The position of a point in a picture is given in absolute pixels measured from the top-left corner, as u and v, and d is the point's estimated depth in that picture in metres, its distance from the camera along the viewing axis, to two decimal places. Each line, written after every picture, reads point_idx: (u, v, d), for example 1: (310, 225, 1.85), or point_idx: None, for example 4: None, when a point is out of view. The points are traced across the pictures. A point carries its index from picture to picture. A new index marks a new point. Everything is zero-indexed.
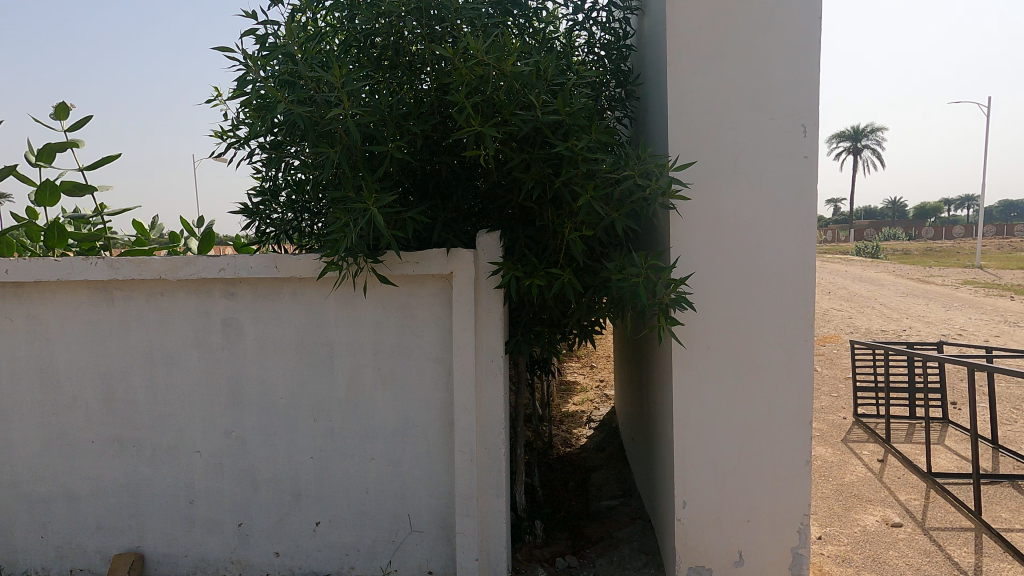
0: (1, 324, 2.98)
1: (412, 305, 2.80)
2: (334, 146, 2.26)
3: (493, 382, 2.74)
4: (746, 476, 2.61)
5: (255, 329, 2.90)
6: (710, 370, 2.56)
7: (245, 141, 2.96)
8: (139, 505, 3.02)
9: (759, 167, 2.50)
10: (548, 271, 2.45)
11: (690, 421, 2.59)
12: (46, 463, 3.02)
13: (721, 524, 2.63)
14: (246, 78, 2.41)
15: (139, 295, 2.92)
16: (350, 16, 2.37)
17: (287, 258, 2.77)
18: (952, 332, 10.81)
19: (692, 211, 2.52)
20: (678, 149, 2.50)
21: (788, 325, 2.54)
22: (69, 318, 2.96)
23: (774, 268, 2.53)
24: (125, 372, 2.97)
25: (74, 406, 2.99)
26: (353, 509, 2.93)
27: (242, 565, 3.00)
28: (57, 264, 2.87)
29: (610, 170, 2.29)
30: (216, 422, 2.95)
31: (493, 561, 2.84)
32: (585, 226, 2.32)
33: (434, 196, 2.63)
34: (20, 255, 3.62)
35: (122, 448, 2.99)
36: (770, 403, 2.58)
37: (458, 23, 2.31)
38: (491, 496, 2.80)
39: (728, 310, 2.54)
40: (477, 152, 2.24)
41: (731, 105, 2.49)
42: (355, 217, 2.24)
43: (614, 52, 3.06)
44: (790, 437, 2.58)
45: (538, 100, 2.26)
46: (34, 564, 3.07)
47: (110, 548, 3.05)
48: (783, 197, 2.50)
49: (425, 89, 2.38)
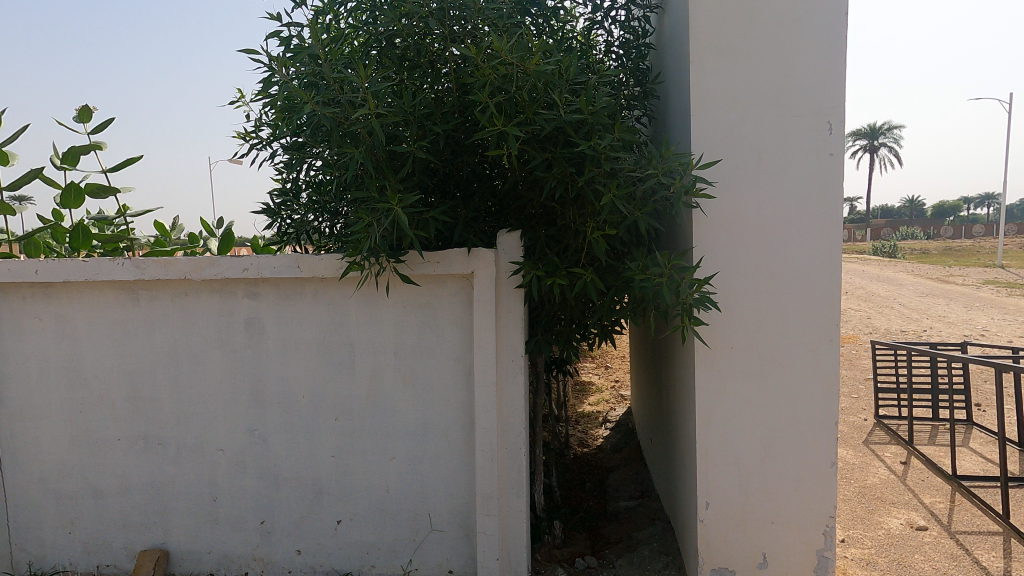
0: (30, 324, 3.04)
1: (433, 305, 2.81)
2: (358, 146, 2.28)
3: (514, 381, 2.74)
4: (770, 477, 2.58)
5: (278, 329, 2.93)
6: (733, 370, 2.54)
7: (267, 142, 3.00)
8: (163, 502, 3.06)
9: (783, 165, 2.48)
10: (570, 270, 2.45)
11: (713, 421, 2.56)
12: (74, 460, 3.07)
13: (744, 525, 2.61)
14: (271, 80, 2.44)
15: (164, 295, 2.97)
16: (372, 18, 2.39)
17: (310, 258, 2.79)
18: (974, 333, 10.63)
19: (715, 209, 2.50)
20: (700, 148, 2.48)
21: (813, 325, 2.51)
22: (96, 318, 3.01)
23: (799, 267, 2.50)
24: (151, 371, 3.01)
25: (101, 404, 3.04)
26: (373, 508, 2.95)
27: (264, 562, 3.03)
28: (85, 265, 2.92)
29: (633, 169, 2.29)
30: (239, 421, 2.99)
31: (514, 560, 2.84)
32: (607, 225, 2.32)
33: (455, 196, 2.64)
34: (46, 256, 3.69)
35: (148, 446, 3.04)
36: (795, 403, 2.55)
37: (480, 23, 2.32)
38: (512, 495, 2.80)
39: (752, 309, 2.52)
40: (500, 151, 2.24)
41: (755, 103, 2.47)
42: (379, 217, 2.25)
43: (633, 51, 3.05)
44: (815, 438, 2.55)
45: (561, 99, 2.26)
46: (61, 560, 3.12)
47: (136, 545, 3.10)
48: (808, 196, 2.48)
49: (447, 89, 2.39)
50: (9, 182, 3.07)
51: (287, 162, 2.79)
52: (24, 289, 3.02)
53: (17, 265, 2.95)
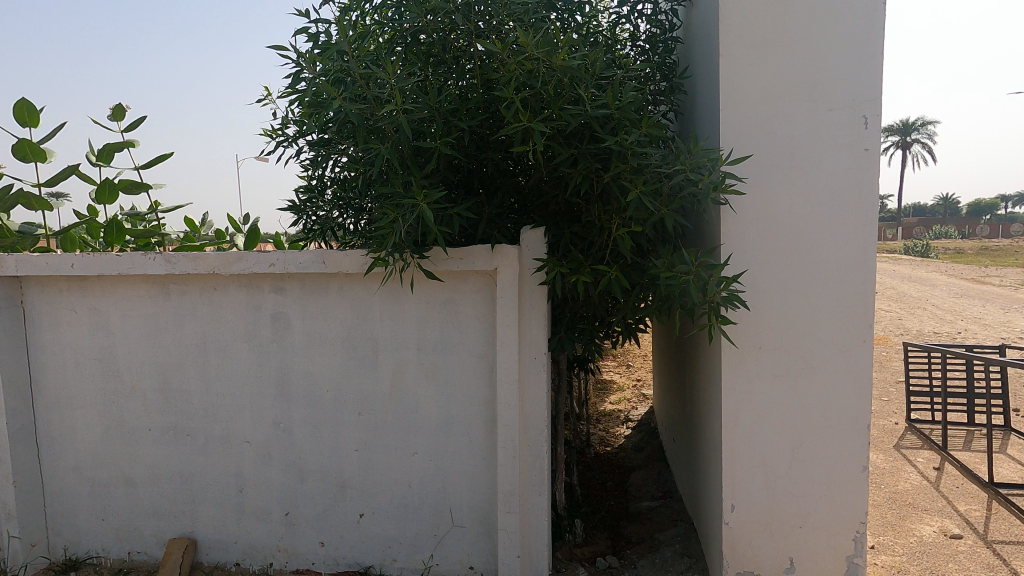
0: (66, 315, 3.13)
1: (456, 301, 2.81)
2: (383, 142, 2.29)
3: (536, 379, 2.73)
4: (799, 480, 2.52)
5: (303, 324, 2.96)
6: (761, 370, 2.49)
7: (294, 140, 3.04)
8: (192, 492, 3.13)
9: (816, 161, 2.41)
10: (595, 268, 2.42)
11: (739, 422, 2.51)
12: (106, 449, 3.16)
13: (771, 529, 2.55)
14: (299, 77, 2.47)
15: (193, 289, 3.02)
16: (398, 14, 2.39)
17: (335, 253, 2.81)
18: (1013, 335, 10.27)
19: (745, 206, 2.44)
20: (729, 143, 2.43)
21: (845, 325, 2.44)
22: (129, 311, 3.08)
23: (831, 266, 2.43)
24: (180, 363, 3.08)
25: (133, 395, 3.12)
26: (395, 502, 2.97)
27: (289, 553, 3.08)
28: (118, 258, 2.99)
29: (659, 165, 2.25)
30: (266, 414, 3.03)
31: (535, 559, 2.83)
32: (633, 222, 2.28)
33: (479, 192, 2.62)
34: (82, 250, 3.82)
35: (177, 437, 3.10)
36: (825, 405, 2.48)
37: (505, 19, 2.30)
38: (533, 493, 2.79)
39: (781, 309, 2.46)
40: (525, 148, 2.23)
41: (787, 97, 2.40)
42: (404, 213, 2.27)
43: (660, 45, 2.99)
44: (846, 441, 2.49)
45: (587, 95, 2.25)
46: (95, 546, 3.22)
47: (166, 533, 3.17)
48: (841, 192, 2.41)
49: (472, 85, 2.38)
50: (48, 179, 3.18)
51: (313, 159, 2.82)
52: (60, 281, 3.11)
53: (54, 259, 3.03)
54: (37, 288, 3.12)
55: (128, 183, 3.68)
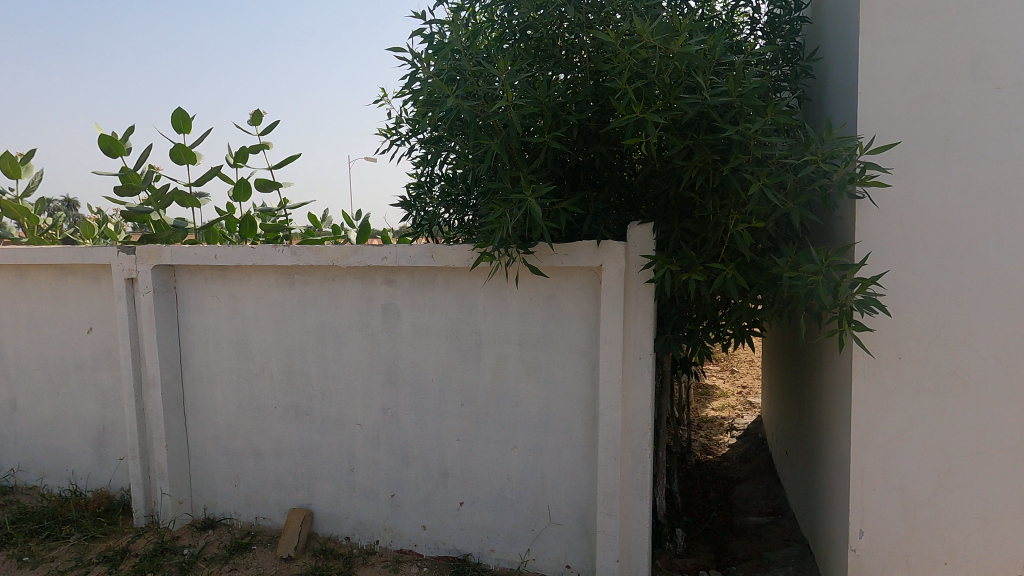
0: (209, 301, 3.50)
1: (559, 297, 2.79)
2: (493, 138, 2.31)
3: (640, 380, 2.64)
4: (945, 511, 2.23)
5: (412, 316, 3.09)
6: (900, 384, 2.22)
7: (406, 138, 3.17)
8: (310, 467, 3.38)
9: (978, 147, 2.10)
10: (708, 266, 2.29)
11: (872, 440, 2.27)
12: (240, 423, 3.50)
13: (908, 562, 2.28)
14: (414, 77, 2.56)
15: (315, 280, 3.26)
16: (508, 11, 2.39)
17: (443, 248, 2.89)
18: None
19: (886, 200, 2.19)
20: (869, 130, 2.19)
21: (1010, 337, 2.12)
22: (260, 298, 3.39)
23: (994, 268, 2.12)
24: (302, 348, 3.33)
25: (262, 375, 3.42)
26: (494, 494, 3.02)
27: (394, 533, 3.24)
28: (252, 251, 3.29)
29: (786, 155, 2.07)
30: (376, 399, 3.20)
31: (635, 565, 2.75)
32: (754, 217, 2.13)
33: (585, 188, 2.57)
34: (221, 242, 4.26)
35: (298, 416, 3.37)
36: (981, 427, 2.17)
37: (618, 7, 2.23)
38: (634, 497, 2.70)
39: (928, 315, 2.19)
40: (637, 140, 2.15)
41: (942, 76, 2.12)
42: (512, 208, 2.28)
43: (785, 27, 2.77)
44: (1007, 471, 2.16)
45: (705, 82, 2.12)
46: (229, 508, 3.59)
47: (287, 503, 3.46)
48: (1010, 184, 2.08)
49: (581, 78, 2.33)
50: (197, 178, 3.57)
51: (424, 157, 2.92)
52: (205, 271, 3.48)
53: (201, 250, 3.39)
54: (187, 276, 3.52)
55: (262, 182, 4.05)
